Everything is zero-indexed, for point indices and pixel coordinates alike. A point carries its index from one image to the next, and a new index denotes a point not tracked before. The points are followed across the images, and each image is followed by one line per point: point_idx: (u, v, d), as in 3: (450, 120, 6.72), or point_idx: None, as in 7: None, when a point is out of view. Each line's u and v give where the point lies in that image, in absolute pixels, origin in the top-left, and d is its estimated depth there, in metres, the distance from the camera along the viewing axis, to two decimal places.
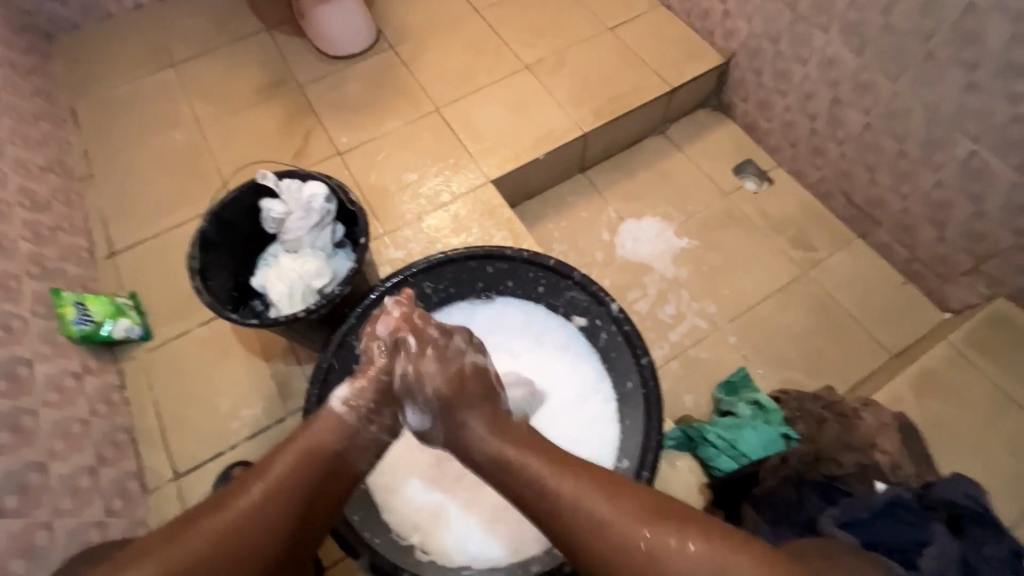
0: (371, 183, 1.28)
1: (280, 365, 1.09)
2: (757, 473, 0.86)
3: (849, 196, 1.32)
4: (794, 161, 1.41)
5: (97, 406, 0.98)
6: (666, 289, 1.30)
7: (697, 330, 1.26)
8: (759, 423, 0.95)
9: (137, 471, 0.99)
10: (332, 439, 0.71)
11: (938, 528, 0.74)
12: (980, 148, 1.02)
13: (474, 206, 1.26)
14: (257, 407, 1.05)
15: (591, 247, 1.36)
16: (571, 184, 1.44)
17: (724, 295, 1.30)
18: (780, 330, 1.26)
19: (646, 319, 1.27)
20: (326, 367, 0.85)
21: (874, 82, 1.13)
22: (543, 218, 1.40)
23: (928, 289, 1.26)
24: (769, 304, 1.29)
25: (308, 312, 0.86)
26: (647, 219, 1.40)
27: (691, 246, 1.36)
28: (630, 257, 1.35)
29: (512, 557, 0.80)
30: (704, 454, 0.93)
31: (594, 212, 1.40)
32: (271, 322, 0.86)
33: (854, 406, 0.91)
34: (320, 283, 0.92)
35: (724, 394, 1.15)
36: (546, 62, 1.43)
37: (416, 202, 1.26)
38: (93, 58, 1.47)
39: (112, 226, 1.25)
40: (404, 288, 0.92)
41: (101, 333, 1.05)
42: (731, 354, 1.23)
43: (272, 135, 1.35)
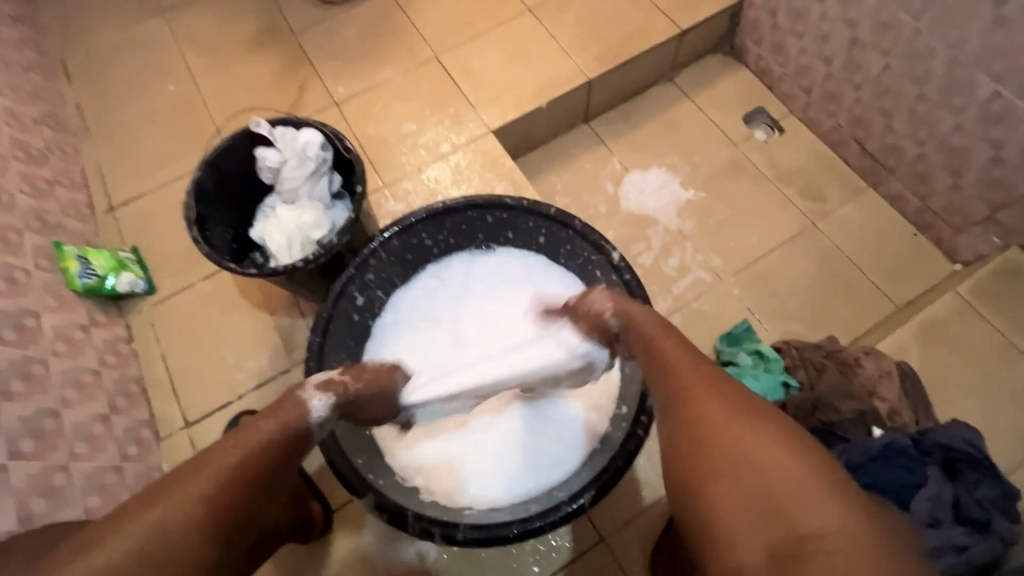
0: (370, 134, 1.25)
1: (284, 317, 1.10)
2: None
3: (863, 144, 1.28)
4: (808, 108, 1.35)
5: (106, 357, 1.00)
6: (671, 242, 1.29)
7: (700, 283, 1.25)
8: (759, 372, 0.95)
9: (150, 420, 1.02)
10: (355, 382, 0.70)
11: (932, 473, 0.75)
12: (1003, 89, 0.97)
13: (474, 157, 1.23)
14: (262, 358, 1.07)
15: (595, 200, 1.34)
16: (575, 134, 1.40)
17: (730, 247, 1.28)
18: (785, 282, 1.24)
19: (650, 272, 1.26)
20: (327, 317, 0.85)
21: (896, 20, 1.07)
22: (546, 170, 1.37)
23: (939, 240, 1.23)
24: (775, 256, 1.27)
25: (307, 263, 0.85)
26: (652, 170, 1.36)
27: (697, 198, 1.33)
28: (634, 209, 1.32)
29: (510, 497, 0.82)
30: None
31: (598, 164, 1.37)
32: (271, 272, 0.85)
33: (856, 355, 0.91)
34: (318, 233, 0.91)
35: (726, 346, 1.15)
36: (550, 5, 1.36)
37: (415, 153, 1.24)
38: (79, 6, 1.41)
39: (110, 180, 1.24)
40: (403, 238, 0.91)
41: (105, 287, 1.06)
42: (734, 307, 1.22)
43: (266, 85, 1.31)
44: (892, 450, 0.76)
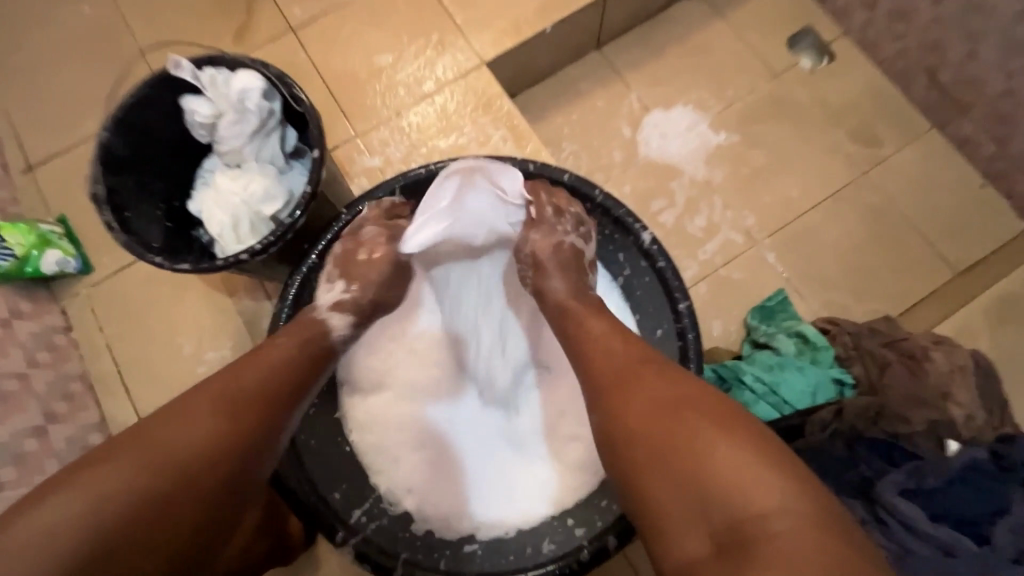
0: (336, 69, 1.02)
1: (246, 300, 0.93)
2: (803, 425, 0.72)
3: (933, 75, 1.06)
4: (868, 28, 1.12)
5: (36, 354, 0.85)
6: (697, 197, 1.10)
7: (731, 247, 1.08)
8: (806, 364, 0.81)
9: (100, 423, 0.89)
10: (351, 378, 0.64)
11: (1019, 497, 0.63)
12: None
13: (464, 97, 1.01)
14: (225, 349, 0.92)
15: (608, 147, 1.13)
16: (585, 64, 1.17)
17: (765, 203, 1.10)
18: (829, 244, 1.07)
19: (673, 234, 1.08)
20: (287, 319, 0.68)
21: None
22: (551, 111, 1.15)
23: (1011, 193, 1.06)
24: (817, 213, 1.09)
25: (256, 251, 0.67)
26: (677, 109, 1.15)
27: (728, 143, 1.13)
28: (655, 158, 1.12)
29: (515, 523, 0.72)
30: (737, 399, 0.80)
31: (613, 101, 1.15)
32: (211, 264, 0.67)
33: (924, 345, 0.77)
34: (271, 208, 0.73)
35: (758, 322, 1.00)
36: None
37: (393, 93, 1.01)
38: None
39: (22, 132, 1.02)
40: (375, 214, 0.73)
41: (27, 270, 0.88)
42: (769, 273, 1.06)
43: (203, 6, 1.05)
44: (972, 470, 0.64)
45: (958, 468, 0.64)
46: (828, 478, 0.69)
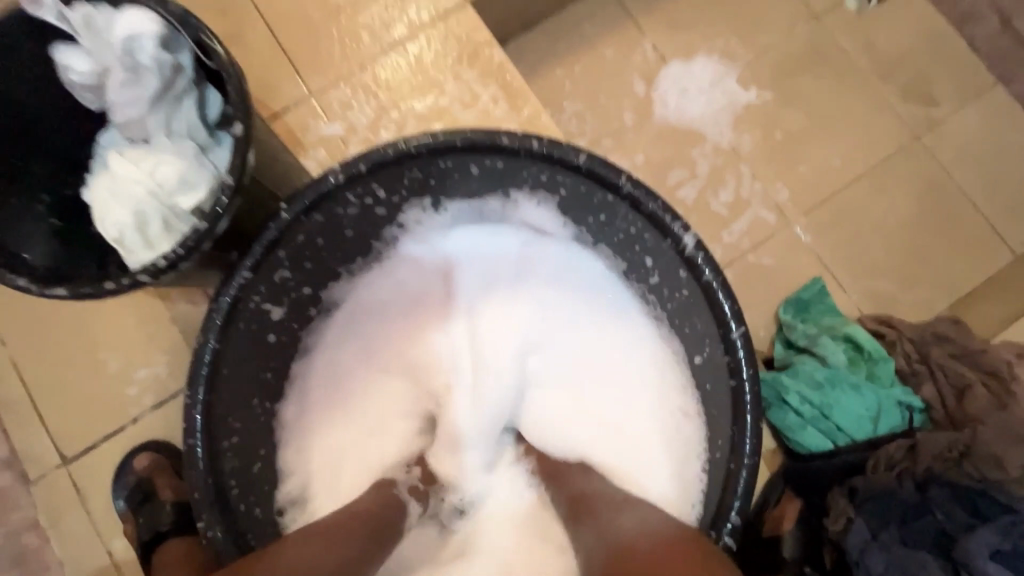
0: (280, 7, 0.81)
1: (182, 305, 0.76)
2: (865, 463, 0.62)
3: None
4: None
5: None
6: (724, 166, 0.93)
7: (761, 227, 0.92)
8: (862, 380, 0.68)
9: (8, 458, 0.73)
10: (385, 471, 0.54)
11: None
12: None
13: (444, 44, 0.81)
14: (159, 366, 0.75)
15: (619, 106, 0.94)
16: (590, 3, 0.96)
17: (803, 175, 0.93)
18: (874, 224, 0.92)
19: (695, 212, 0.92)
20: (213, 356, 0.51)
21: None
22: (549, 62, 0.95)
23: None
24: (861, 186, 0.93)
25: (173, 260, 0.50)
26: (701, 59, 0.96)
27: (760, 101, 0.95)
28: (674, 120, 0.94)
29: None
30: (782, 423, 0.68)
31: (623, 50, 0.95)
32: (108, 280, 0.50)
33: (1008, 361, 0.66)
34: (187, 199, 0.54)
35: (792, 317, 0.86)
36: None
37: (353, 38, 0.81)
38: None
39: None
40: (328, 210, 0.55)
41: None
42: (804, 258, 0.91)
43: None
44: None
45: None
46: (904, 532, 0.59)
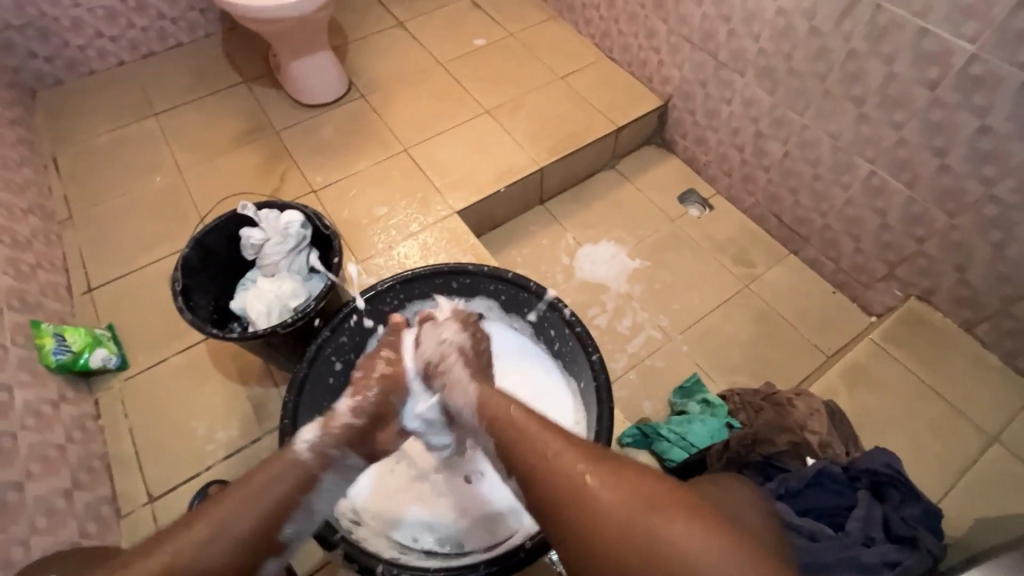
0: (344, 217, 1.38)
1: (257, 388, 1.13)
2: (704, 460, 0.94)
3: (780, 217, 1.46)
4: (731, 188, 1.56)
5: (72, 433, 1.00)
6: (623, 305, 1.41)
7: (653, 341, 1.36)
8: (707, 417, 1.05)
9: (111, 497, 1.00)
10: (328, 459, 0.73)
11: (862, 494, 0.82)
12: (877, 168, 1.18)
13: (440, 234, 1.36)
14: (233, 430, 1.08)
15: (552, 270, 1.47)
16: (532, 214, 1.56)
17: (675, 309, 1.41)
18: (727, 339, 1.36)
19: (606, 333, 1.37)
20: (303, 377, 0.90)
21: (787, 116, 1.30)
22: (507, 246, 1.50)
23: (855, 297, 1.39)
24: (716, 315, 1.40)
25: (285, 327, 0.93)
26: (603, 243, 1.52)
27: (643, 266, 1.48)
28: (588, 278, 1.45)
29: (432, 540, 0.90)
30: (658, 448, 1.02)
31: (554, 239, 1.52)
32: (251, 336, 0.92)
33: (788, 396, 1.00)
34: (296, 302, 1.00)
35: (678, 398, 1.24)
36: (504, 107, 1.58)
37: (387, 232, 1.36)
38: (77, 110, 1.55)
39: (91, 263, 1.30)
40: (375, 305, 0.99)
41: (79, 363, 1.08)
42: (685, 362, 1.33)
43: (248, 177, 1.44)
44: (824, 476, 0.84)
45: (813, 475, 0.84)
46: None
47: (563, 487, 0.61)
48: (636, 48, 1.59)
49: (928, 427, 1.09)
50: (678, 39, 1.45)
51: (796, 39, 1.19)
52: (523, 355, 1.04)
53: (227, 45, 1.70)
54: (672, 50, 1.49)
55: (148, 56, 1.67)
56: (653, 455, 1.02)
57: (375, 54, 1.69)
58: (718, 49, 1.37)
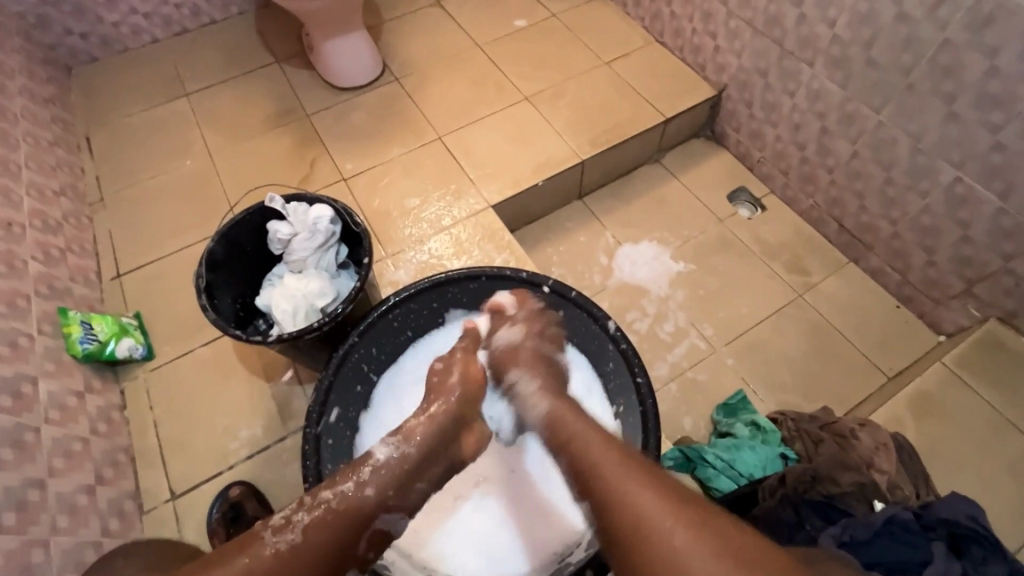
0: (375, 208, 1.32)
1: (281, 385, 1.10)
2: (756, 493, 0.91)
3: (841, 222, 1.34)
4: (787, 188, 1.43)
5: (97, 425, 0.99)
6: (664, 309, 1.32)
7: (696, 351, 1.27)
8: (757, 443, 1.03)
9: (134, 492, 0.99)
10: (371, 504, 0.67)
11: (937, 549, 0.76)
12: (964, 175, 1.05)
13: (474, 230, 1.29)
14: (257, 428, 1.06)
15: (590, 270, 1.38)
16: (569, 210, 1.47)
17: (720, 318, 1.31)
18: (776, 352, 1.27)
19: (646, 339, 1.28)
20: (328, 385, 0.87)
21: (859, 113, 1.17)
22: (542, 243, 1.42)
23: (922, 313, 1.27)
24: (765, 326, 1.30)
25: (312, 330, 0.89)
26: (644, 244, 1.41)
27: (687, 270, 1.37)
28: (627, 280, 1.36)
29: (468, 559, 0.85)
30: (702, 474, 1.00)
31: (593, 237, 1.43)
32: (276, 340, 0.88)
33: (852, 427, 0.98)
34: (323, 302, 0.96)
35: (722, 417, 1.15)
36: (545, 94, 1.49)
37: (418, 225, 1.29)
38: (110, 88, 1.53)
39: (120, 248, 1.27)
40: (407, 310, 0.95)
41: (105, 353, 1.06)
42: (730, 376, 1.24)
43: (279, 162, 1.39)
44: (895, 524, 0.78)
45: (883, 523, 0.79)
46: (783, 538, 0.86)
47: (637, 523, 0.52)
48: (689, 32, 1.47)
49: (1007, 467, 0.99)
50: (738, 24, 1.33)
51: (879, 26, 1.06)
52: (583, 393, 0.93)
53: (259, 23, 1.65)
54: (731, 35, 1.36)
55: (180, 33, 1.62)
56: (696, 480, 1.01)
57: (410, 35, 1.61)
58: (785, 36, 1.24)
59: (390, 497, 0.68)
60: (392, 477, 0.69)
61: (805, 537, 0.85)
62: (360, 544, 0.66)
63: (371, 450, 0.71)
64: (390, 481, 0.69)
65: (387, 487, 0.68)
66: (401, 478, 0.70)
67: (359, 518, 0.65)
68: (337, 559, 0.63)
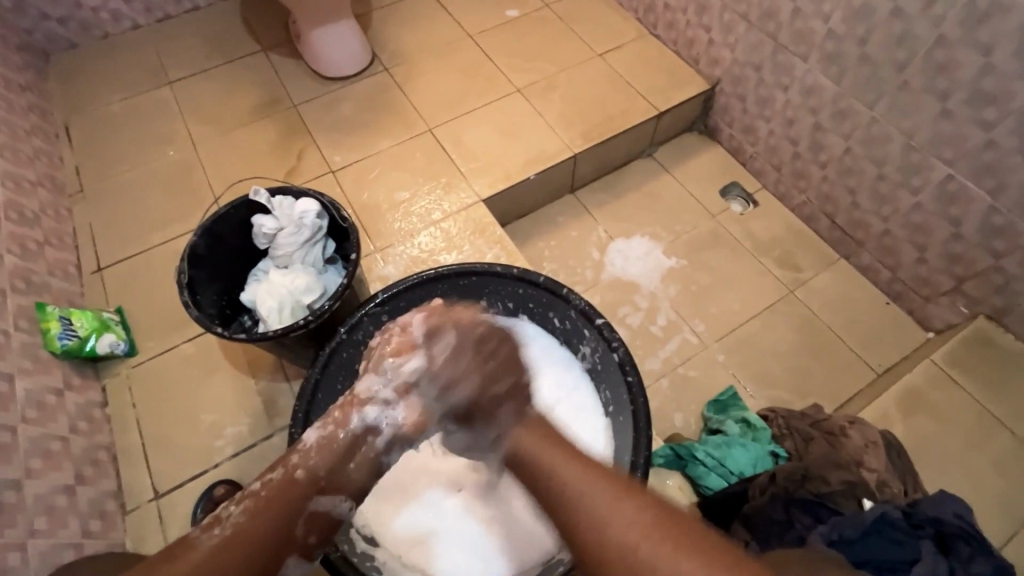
0: (364, 202, 1.29)
1: (266, 381, 1.08)
2: (746, 492, 0.93)
3: (832, 219, 1.34)
4: (779, 183, 1.42)
5: (77, 423, 0.97)
6: (656, 304, 1.32)
7: (687, 347, 1.27)
8: (748, 441, 1.02)
9: (116, 491, 0.97)
10: (309, 487, 0.65)
11: (926, 546, 0.77)
12: (956, 172, 1.05)
13: (464, 224, 1.27)
14: (242, 426, 1.04)
15: (582, 266, 1.37)
16: (562, 204, 1.46)
17: (712, 315, 1.30)
18: (767, 349, 1.26)
19: (637, 334, 1.28)
20: (315, 383, 0.85)
21: (853, 108, 1.16)
22: (534, 238, 1.41)
23: (911, 309, 1.27)
24: (756, 323, 1.29)
25: (298, 327, 0.87)
26: (637, 239, 1.40)
27: (680, 265, 1.37)
28: (619, 276, 1.35)
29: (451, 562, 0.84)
30: (693, 472, 1.01)
31: (584, 232, 1.41)
32: (261, 337, 0.86)
33: (841, 425, 0.99)
34: (310, 299, 0.94)
35: (713, 413, 1.15)
36: (537, 86, 1.47)
37: (407, 219, 1.27)
38: (89, 75, 1.48)
39: (101, 240, 1.24)
40: (392, 306, 0.92)
41: (85, 349, 1.03)
42: (721, 373, 1.24)
43: (265, 153, 1.36)
44: (884, 523, 0.79)
45: (871, 522, 0.79)
46: (773, 537, 0.86)
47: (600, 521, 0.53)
48: (683, 25, 1.45)
49: (994, 464, 1.00)
50: (733, 17, 1.31)
51: (874, 20, 1.05)
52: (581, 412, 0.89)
53: (245, 10, 1.60)
54: (725, 28, 1.35)
55: (163, 19, 1.58)
56: (686, 478, 1.02)
57: (400, 24, 1.58)
58: (779, 29, 1.22)
59: (323, 479, 0.66)
60: (327, 456, 0.67)
61: (795, 536, 0.86)
62: (299, 529, 0.64)
63: (302, 438, 0.69)
64: (326, 461, 0.67)
65: (318, 468, 0.66)
66: (334, 458, 0.67)
67: (289, 502, 0.63)
68: (274, 545, 0.61)
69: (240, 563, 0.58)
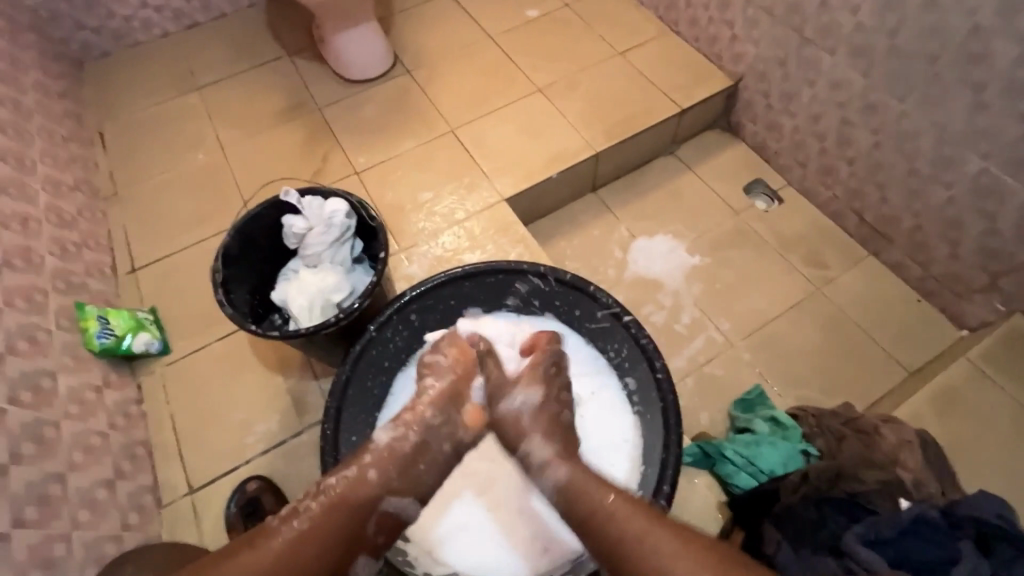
0: (388, 202, 1.31)
1: (294, 378, 1.10)
2: (778, 490, 0.90)
3: (860, 215, 1.32)
4: (805, 179, 1.40)
5: (116, 419, 1.00)
6: (680, 302, 1.31)
7: (712, 345, 1.26)
8: (777, 439, 1.01)
9: (153, 486, 1.00)
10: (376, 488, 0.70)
11: (966, 547, 0.76)
12: (991, 166, 1.03)
13: (487, 224, 1.28)
14: (273, 423, 1.06)
15: (604, 265, 1.37)
16: (583, 202, 1.46)
17: (737, 313, 1.29)
18: (794, 348, 1.25)
19: (661, 332, 1.27)
20: (346, 379, 0.86)
21: (883, 102, 1.14)
22: (556, 237, 1.41)
23: (944, 307, 1.25)
24: (783, 321, 1.28)
25: (329, 324, 0.89)
26: (659, 237, 1.40)
27: (703, 263, 1.36)
28: (642, 274, 1.35)
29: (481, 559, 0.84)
30: (721, 470, 0.99)
31: (606, 230, 1.41)
32: (293, 334, 0.88)
33: (875, 423, 0.97)
34: (339, 297, 0.96)
35: (740, 412, 1.14)
36: (558, 85, 1.47)
37: (431, 219, 1.28)
38: (121, 82, 1.52)
39: (135, 242, 1.28)
40: (420, 303, 0.94)
41: (122, 347, 1.06)
42: (747, 371, 1.22)
43: (291, 155, 1.38)
44: (922, 522, 0.79)
45: (909, 520, 0.79)
46: (807, 536, 0.86)
47: None
48: (705, 21, 1.44)
49: None
50: (757, 13, 1.30)
51: (904, 12, 1.03)
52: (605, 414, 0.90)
53: (270, 15, 1.63)
54: (749, 24, 1.34)
55: (191, 26, 1.62)
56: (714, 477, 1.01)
57: (422, 26, 1.59)
58: (805, 24, 1.21)
59: (393, 479, 0.72)
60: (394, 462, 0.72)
61: (829, 536, 0.85)
62: (368, 526, 0.69)
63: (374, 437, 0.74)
64: (394, 467, 0.72)
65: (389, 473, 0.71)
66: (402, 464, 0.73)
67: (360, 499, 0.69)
68: (347, 541, 0.67)
69: (316, 554, 0.64)
